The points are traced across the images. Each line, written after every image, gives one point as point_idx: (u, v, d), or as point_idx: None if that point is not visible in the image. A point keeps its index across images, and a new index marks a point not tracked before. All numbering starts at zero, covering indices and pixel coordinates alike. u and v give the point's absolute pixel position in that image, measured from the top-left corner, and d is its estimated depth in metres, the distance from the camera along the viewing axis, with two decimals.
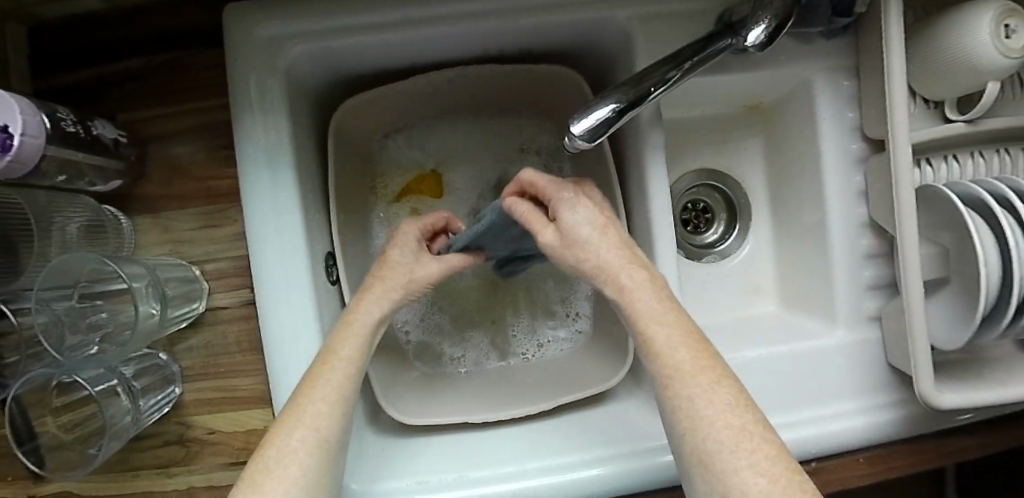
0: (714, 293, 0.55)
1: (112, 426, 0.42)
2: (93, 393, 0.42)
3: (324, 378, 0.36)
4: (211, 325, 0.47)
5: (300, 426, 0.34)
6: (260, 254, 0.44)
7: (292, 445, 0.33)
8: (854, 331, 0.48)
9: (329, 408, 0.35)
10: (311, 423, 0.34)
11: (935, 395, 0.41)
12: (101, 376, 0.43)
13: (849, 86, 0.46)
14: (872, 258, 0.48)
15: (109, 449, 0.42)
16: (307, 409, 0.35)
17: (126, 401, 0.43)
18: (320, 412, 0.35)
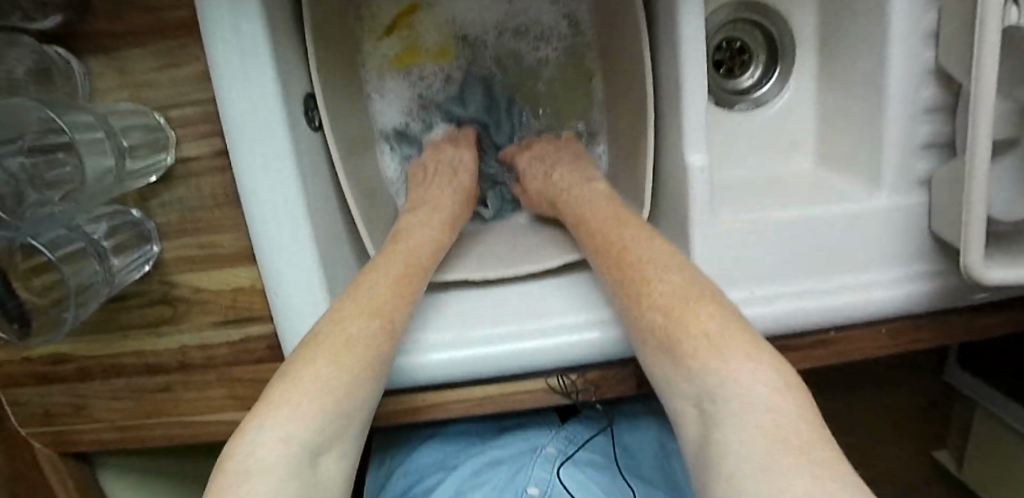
0: (744, 147, 0.50)
1: (81, 291, 0.40)
2: (54, 261, 0.38)
3: (366, 295, 0.38)
4: (184, 179, 0.42)
5: (353, 329, 0.35)
6: (232, 99, 0.38)
7: (333, 348, 0.34)
8: (895, 195, 0.42)
9: (379, 323, 0.37)
10: (367, 335, 0.36)
11: (981, 269, 0.37)
12: (65, 238, 0.40)
13: None
14: (929, 111, 0.42)
15: (78, 315, 0.40)
16: (360, 319, 0.36)
17: (96, 265, 0.41)
18: (376, 326, 0.37)
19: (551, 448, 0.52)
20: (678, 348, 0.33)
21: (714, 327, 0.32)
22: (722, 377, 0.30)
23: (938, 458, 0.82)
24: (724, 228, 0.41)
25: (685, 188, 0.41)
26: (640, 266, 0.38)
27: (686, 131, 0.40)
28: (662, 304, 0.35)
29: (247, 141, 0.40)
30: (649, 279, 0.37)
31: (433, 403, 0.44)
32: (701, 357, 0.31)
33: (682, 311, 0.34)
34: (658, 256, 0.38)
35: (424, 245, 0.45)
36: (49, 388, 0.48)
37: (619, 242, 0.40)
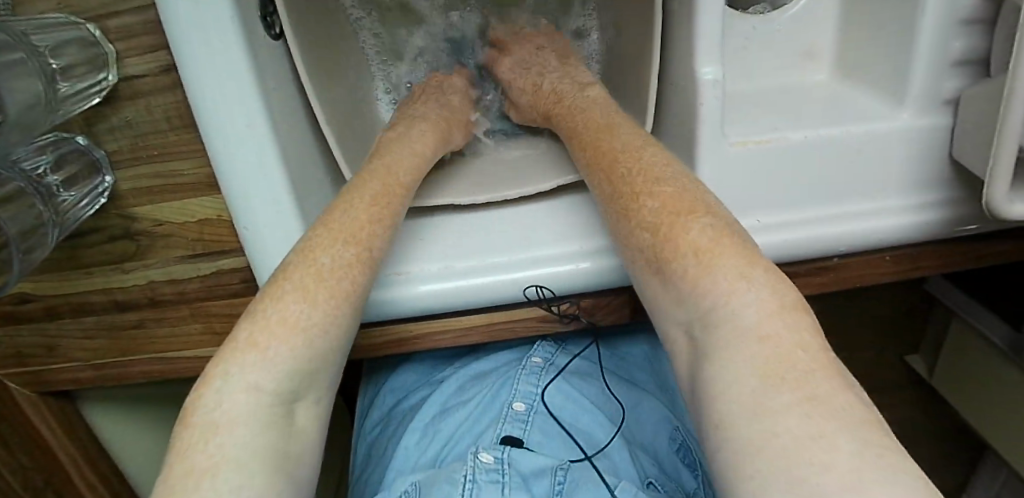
0: (757, 56, 0.45)
1: (24, 237, 0.36)
2: None
3: (339, 222, 0.34)
4: (132, 100, 0.38)
5: (323, 260, 0.31)
6: (173, 5, 0.33)
7: (301, 280, 0.29)
8: (919, 117, 0.39)
9: (353, 253, 0.32)
10: (341, 267, 0.31)
11: (1002, 203, 0.35)
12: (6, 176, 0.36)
13: None
14: (969, 24, 0.37)
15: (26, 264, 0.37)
16: (332, 248, 0.32)
17: (40, 205, 0.37)
18: (350, 255, 0.32)
19: (536, 359, 0.50)
20: (668, 269, 0.28)
21: (704, 241, 0.27)
22: (714, 300, 0.25)
23: (910, 362, 0.83)
24: (734, 151, 0.38)
25: (693, 104, 0.37)
26: (635, 180, 0.32)
27: (698, 40, 0.36)
28: (653, 219, 0.30)
29: (196, 59, 0.34)
30: (638, 194, 0.31)
31: (419, 336, 0.43)
32: (690, 280, 0.26)
33: (680, 219, 0.28)
34: (653, 167, 0.33)
35: (404, 167, 0.40)
36: (18, 329, 0.46)
37: (612, 154, 0.35)
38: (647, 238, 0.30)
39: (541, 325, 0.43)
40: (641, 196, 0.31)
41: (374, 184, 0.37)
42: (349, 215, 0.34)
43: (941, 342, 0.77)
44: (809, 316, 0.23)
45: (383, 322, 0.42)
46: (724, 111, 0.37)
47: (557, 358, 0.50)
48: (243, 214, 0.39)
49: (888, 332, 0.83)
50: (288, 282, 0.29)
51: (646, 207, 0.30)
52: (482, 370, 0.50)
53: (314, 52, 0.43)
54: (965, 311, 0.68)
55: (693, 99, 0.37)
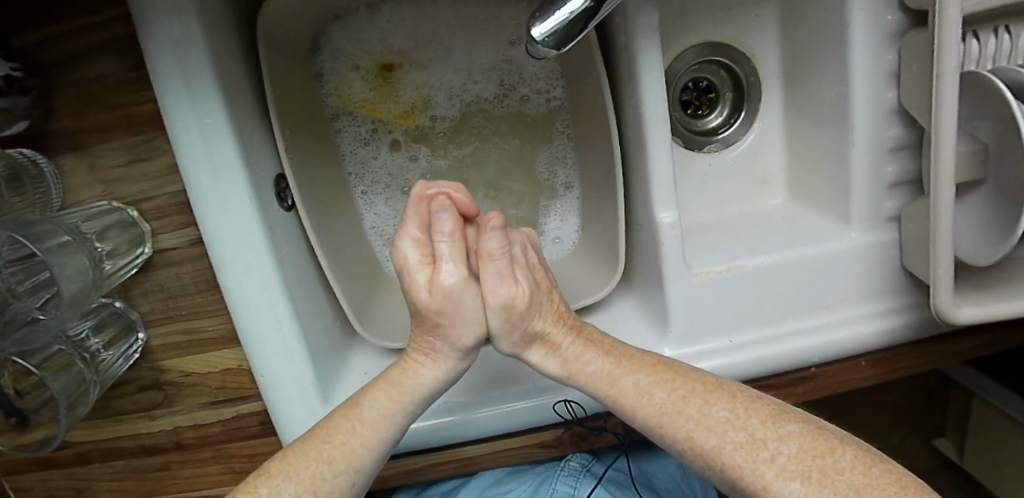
0: (717, 185, 0.50)
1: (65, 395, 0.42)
2: (34, 368, 0.42)
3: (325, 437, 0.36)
4: (164, 268, 0.43)
5: (323, 462, 0.35)
6: (200, 188, 0.39)
7: (294, 480, 0.34)
8: (867, 233, 0.43)
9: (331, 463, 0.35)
10: (311, 480, 0.34)
11: (950, 309, 0.38)
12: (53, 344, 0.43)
13: None
14: (896, 150, 0.42)
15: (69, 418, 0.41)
16: (309, 466, 0.35)
17: (82, 365, 0.43)
18: (337, 451, 0.35)
19: (575, 462, 0.51)
20: (717, 449, 0.33)
21: (748, 433, 0.33)
22: None
23: (940, 447, 0.83)
24: (698, 281, 0.42)
25: (656, 241, 0.42)
26: (695, 440, 0.34)
27: (654, 189, 0.41)
28: (687, 409, 0.35)
29: (217, 232, 0.40)
30: (648, 391, 0.36)
31: (425, 466, 0.46)
32: (745, 451, 0.33)
33: (766, 472, 0.32)
34: (641, 362, 0.38)
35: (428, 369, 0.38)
36: (50, 474, 0.49)
37: (593, 347, 0.38)
38: (790, 487, 0.31)
39: (536, 450, 0.46)
40: (760, 439, 0.33)
41: (375, 397, 0.37)
42: (358, 416, 0.37)
43: (964, 426, 0.80)
44: (834, 445, 0.33)
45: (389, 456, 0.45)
46: (684, 246, 0.41)
47: (594, 465, 0.51)
48: (256, 365, 0.43)
49: (910, 416, 0.84)
50: (287, 478, 0.34)
51: (777, 447, 0.32)
52: (518, 466, 0.51)
53: (324, 211, 0.48)
54: (979, 390, 0.74)
55: (655, 238, 0.42)
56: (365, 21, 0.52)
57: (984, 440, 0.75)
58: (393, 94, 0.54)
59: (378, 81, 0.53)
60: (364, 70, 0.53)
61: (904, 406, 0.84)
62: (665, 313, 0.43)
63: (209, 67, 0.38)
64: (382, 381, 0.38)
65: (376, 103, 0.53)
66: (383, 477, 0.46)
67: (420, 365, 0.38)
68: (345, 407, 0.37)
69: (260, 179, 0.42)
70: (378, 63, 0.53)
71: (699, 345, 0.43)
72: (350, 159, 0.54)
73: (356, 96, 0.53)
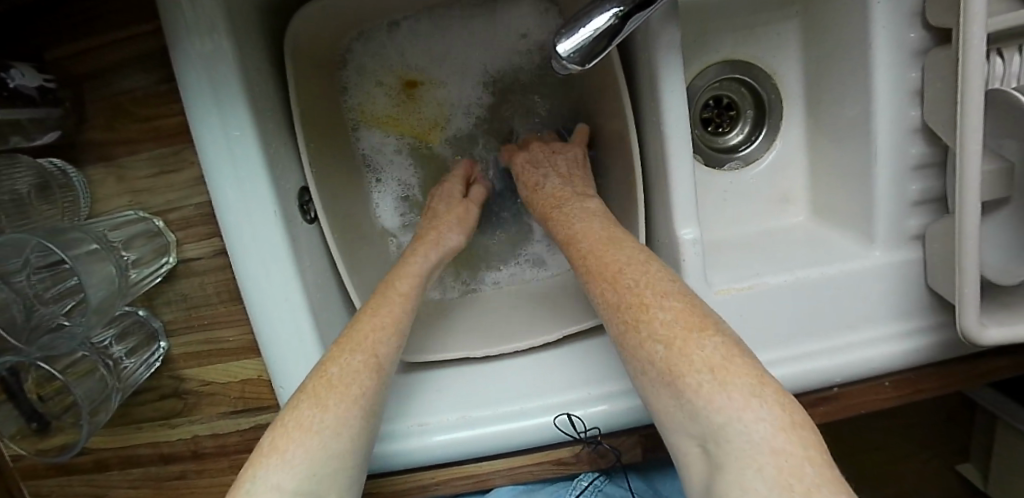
0: (737, 202, 0.50)
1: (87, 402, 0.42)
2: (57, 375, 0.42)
3: (351, 336, 0.37)
4: (187, 278, 0.43)
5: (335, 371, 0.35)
6: (226, 201, 0.39)
7: (334, 389, 0.34)
8: (891, 252, 0.42)
9: (363, 358, 0.36)
10: (350, 374, 0.35)
11: (976, 330, 0.37)
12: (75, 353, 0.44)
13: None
14: (920, 168, 0.42)
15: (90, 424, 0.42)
16: (342, 358, 0.36)
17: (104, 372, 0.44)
18: (358, 362, 0.36)
19: (586, 482, 0.49)
20: (680, 384, 0.29)
21: (723, 344, 0.29)
22: (726, 415, 0.27)
23: (963, 473, 0.82)
24: (720, 299, 0.41)
25: (677, 258, 0.41)
26: (640, 315, 0.32)
27: (676, 205, 0.40)
28: (662, 333, 0.31)
29: (241, 243, 0.40)
30: (647, 304, 0.32)
31: (441, 481, 0.45)
32: (703, 396, 0.28)
33: (714, 374, 0.28)
34: (658, 278, 0.34)
35: (408, 280, 0.43)
36: (68, 480, 0.49)
37: (615, 263, 0.36)
38: (726, 390, 0.27)
39: (554, 467, 0.46)
40: (729, 363, 0.28)
41: (382, 299, 0.40)
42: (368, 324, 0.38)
43: (989, 449, 0.78)
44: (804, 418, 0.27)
45: (406, 469, 0.45)
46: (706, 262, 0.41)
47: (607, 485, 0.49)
48: (277, 375, 0.43)
49: (933, 441, 0.83)
50: (324, 391, 0.34)
51: (736, 373, 0.28)
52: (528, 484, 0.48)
53: (345, 226, 0.49)
54: (1003, 414, 0.73)
55: (676, 253, 0.41)
56: (387, 37, 0.53)
57: (1011, 467, 0.73)
58: (415, 110, 0.56)
59: (401, 97, 0.55)
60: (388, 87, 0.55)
61: (927, 430, 0.83)
62: None
63: (235, 80, 0.38)
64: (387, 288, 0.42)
65: (398, 118, 0.56)
66: (399, 492, 0.46)
67: (406, 269, 0.44)
68: (356, 323, 0.38)
69: (285, 192, 0.42)
70: (401, 79, 0.55)
71: None
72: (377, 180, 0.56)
73: (378, 111, 0.55)
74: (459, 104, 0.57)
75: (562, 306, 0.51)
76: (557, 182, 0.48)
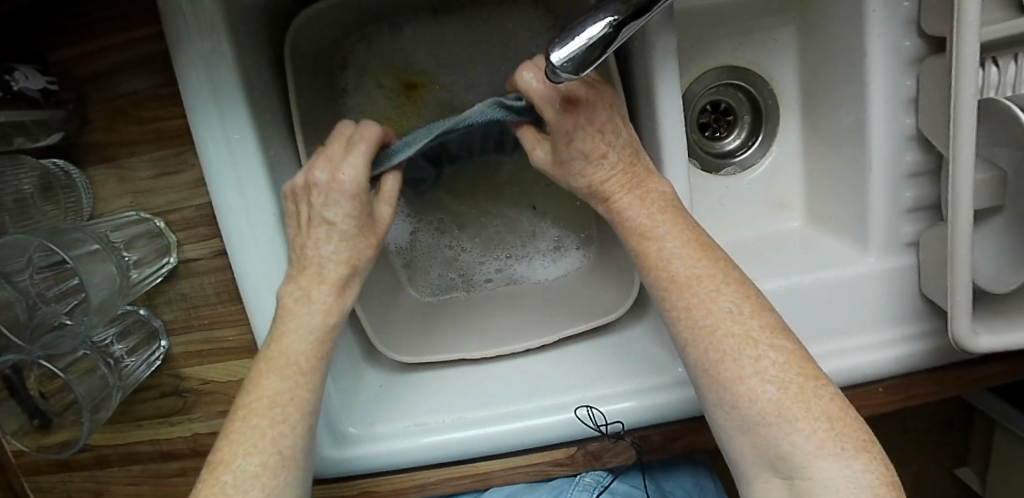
0: (733, 207, 0.51)
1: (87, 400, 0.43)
2: (58, 374, 0.43)
3: (242, 430, 0.34)
4: (187, 278, 0.44)
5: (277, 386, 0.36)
6: (225, 203, 0.40)
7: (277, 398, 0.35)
8: (884, 258, 0.43)
9: (259, 461, 0.33)
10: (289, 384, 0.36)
11: (968, 337, 0.37)
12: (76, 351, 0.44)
13: (910, 5, 0.38)
14: (914, 175, 0.42)
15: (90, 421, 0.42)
16: (235, 462, 0.33)
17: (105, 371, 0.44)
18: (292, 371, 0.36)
19: (588, 478, 0.49)
20: (783, 425, 0.31)
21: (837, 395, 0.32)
22: (823, 458, 0.30)
23: (962, 476, 0.82)
24: None
25: None
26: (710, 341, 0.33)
27: None
28: (775, 374, 0.31)
29: (240, 245, 0.41)
30: (710, 325, 0.33)
31: (437, 481, 0.46)
32: (778, 425, 0.31)
33: (818, 423, 0.30)
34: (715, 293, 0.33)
35: (317, 313, 0.37)
36: (70, 475, 0.50)
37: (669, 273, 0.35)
38: (821, 438, 0.30)
39: (548, 468, 0.46)
40: (840, 418, 0.31)
41: (273, 375, 0.35)
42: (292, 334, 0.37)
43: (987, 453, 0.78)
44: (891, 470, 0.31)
45: (402, 469, 0.46)
46: None
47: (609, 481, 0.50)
48: None
49: (932, 444, 0.83)
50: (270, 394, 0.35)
51: (851, 427, 0.31)
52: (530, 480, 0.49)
53: None
54: (1001, 418, 0.73)
55: None
56: (388, 41, 0.54)
57: (1008, 472, 0.74)
58: (415, 114, 0.54)
59: (401, 99, 0.54)
60: (389, 88, 0.54)
61: (926, 434, 0.83)
62: None
63: (236, 83, 0.39)
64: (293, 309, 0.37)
65: (399, 121, 0.54)
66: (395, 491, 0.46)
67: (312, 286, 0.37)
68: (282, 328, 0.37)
69: (283, 194, 0.43)
70: (401, 82, 0.54)
71: None
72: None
73: (378, 114, 0.54)
74: (464, 107, 0.55)
75: (558, 309, 0.51)
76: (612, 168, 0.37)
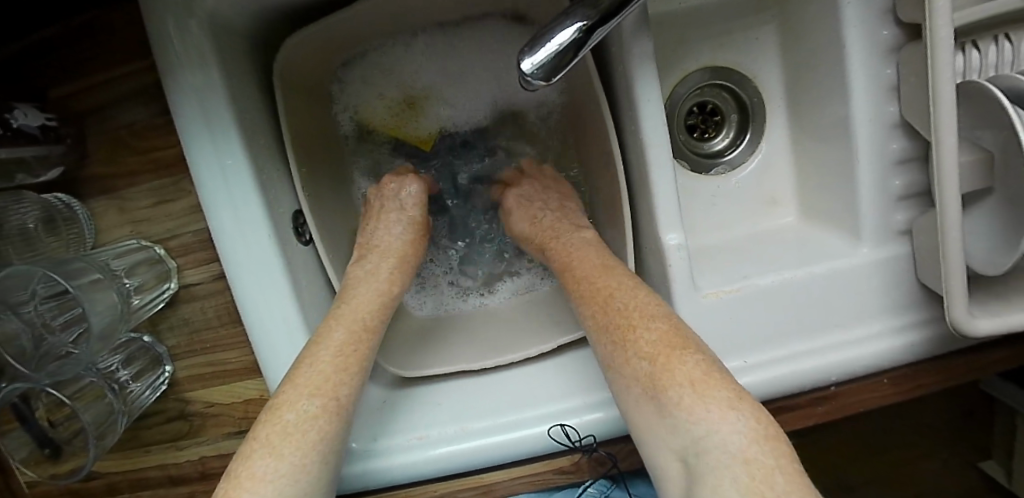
0: (725, 206, 0.51)
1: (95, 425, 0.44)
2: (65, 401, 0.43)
3: (305, 376, 0.36)
4: (189, 302, 0.45)
5: (288, 416, 0.33)
6: (223, 228, 0.41)
7: (295, 415, 0.34)
8: (879, 247, 0.42)
9: (320, 403, 0.35)
10: (307, 421, 0.34)
11: (966, 321, 0.37)
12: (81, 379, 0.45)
13: None
14: (903, 163, 0.42)
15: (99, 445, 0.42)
16: (300, 403, 0.34)
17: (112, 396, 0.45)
18: (316, 407, 0.34)
19: (593, 489, 0.49)
20: (663, 396, 0.31)
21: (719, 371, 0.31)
22: (704, 427, 0.28)
23: (988, 471, 0.80)
24: (709, 301, 0.42)
25: (664, 263, 0.42)
26: (626, 325, 0.35)
27: (659, 211, 0.41)
28: (648, 351, 0.33)
29: (238, 268, 0.42)
30: (633, 326, 0.34)
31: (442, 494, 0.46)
32: (685, 408, 0.29)
33: (701, 390, 0.29)
34: (645, 303, 0.36)
35: (341, 330, 0.39)
36: None
37: (607, 289, 0.38)
38: (708, 413, 0.29)
39: (553, 477, 0.46)
40: (713, 383, 0.30)
41: (340, 335, 0.39)
42: (356, 331, 0.40)
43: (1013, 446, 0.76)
44: (788, 447, 0.28)
45: (407, 484, 0.46)
46: (692, 266, 0.42)
47: (614, 492, 0.49)
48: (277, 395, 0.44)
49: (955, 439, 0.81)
50: (289, 407, 0.34)
51: (721, 394, 0.29)
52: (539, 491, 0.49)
53: (339, 248, 0.50)
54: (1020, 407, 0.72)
55: (662, 258, 0.42)
56: (378, 60, 0.54)
57: None
58: (415, 122, 0.58)
59: (401, 108, 0.57)
60: (387, 98, 0.56)
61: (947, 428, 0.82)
62: None
63: (226, 109, 0.40)
64: (352, 294, 0.43)
65: (396, 127, 0.57)
66: None
67: (361, 288, 0.43)
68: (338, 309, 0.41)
69: (278, 216, 0.44)
70: (403, 95, 0.56)
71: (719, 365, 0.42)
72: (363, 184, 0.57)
73: (376, 118, 0.57)
74: (460, 116, 0.59)
75: (554, 316, 0.52)
76: (554, 216, 0.50)
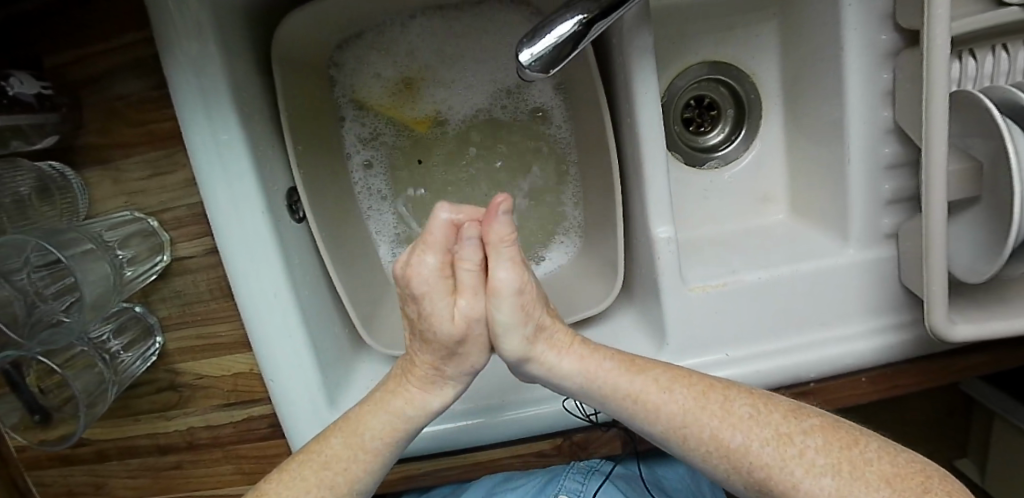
0: (717, 202, 0.51)
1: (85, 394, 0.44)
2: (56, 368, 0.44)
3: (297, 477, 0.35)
4: (181, 275, 0.45)
5: None
6: (218, 206, 0.41)
7: None
8: (865, 249, 0.43)
9: None
10: None
11: (945, 326, 0.38)
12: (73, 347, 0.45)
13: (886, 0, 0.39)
14: (894, 167, 0.42)
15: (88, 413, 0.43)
16: None
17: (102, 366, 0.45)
18: None
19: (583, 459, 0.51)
20: (764, 484, 0.32)
21: (772, 428, 0.33)
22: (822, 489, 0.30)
23: (961, 468, 0.82)
24: (694, 295, 0.43)
25: (652, 257, 0.43)
26: (662, 429, 0.35)
27: (651, 206, 0.42)
28: (713, 443, 0.33)
29: (231, 246, 0.42)
30: (684, 426, 0.34)
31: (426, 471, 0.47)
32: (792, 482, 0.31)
33: (798, 451, 0.32)
34: (666, 392, 0.35)
35: (379, 420, 0.37)
36: (71, 470, 0.51)
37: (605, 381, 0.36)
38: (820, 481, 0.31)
39: (533, 459, 0.47)
40: (792, 430, 0.33)
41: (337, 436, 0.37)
42: (358, 429, 0.37)
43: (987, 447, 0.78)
44: (856, 436, 0.32)
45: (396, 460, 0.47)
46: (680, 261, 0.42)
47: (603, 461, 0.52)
48: (267, 370, 0.45)
49: (931, 438, 0.83)
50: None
51: (807, 442, 0.32)
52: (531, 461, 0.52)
53: (334, 228, 0.50)
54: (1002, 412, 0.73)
55: (651, 251, 0.43)
56: (376, 38, 0.53)
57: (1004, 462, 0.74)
58: (417, 100, 0.55)
59: (399, 88, 0.55)
60: (384, 77, 0.55)
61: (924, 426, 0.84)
62: (665, 328, 0.44)
63: (224, 85, 0.40)
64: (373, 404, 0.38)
65: (394, 106, 0.55)
66: (391, 481, 0.48)
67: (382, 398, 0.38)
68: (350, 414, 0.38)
69: (272, 194, 0.44)
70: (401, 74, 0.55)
71: (700, 356, 0.44)
72: (354, 166, 0.56)
73: (374, 97, 0.55)
74: (462, 97, 0.56)
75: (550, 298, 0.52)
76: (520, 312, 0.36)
